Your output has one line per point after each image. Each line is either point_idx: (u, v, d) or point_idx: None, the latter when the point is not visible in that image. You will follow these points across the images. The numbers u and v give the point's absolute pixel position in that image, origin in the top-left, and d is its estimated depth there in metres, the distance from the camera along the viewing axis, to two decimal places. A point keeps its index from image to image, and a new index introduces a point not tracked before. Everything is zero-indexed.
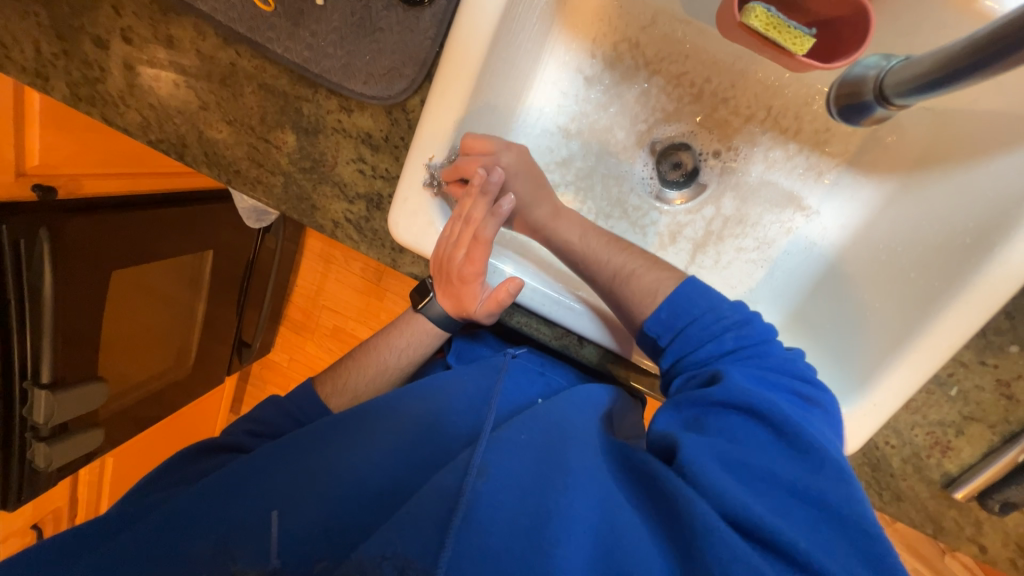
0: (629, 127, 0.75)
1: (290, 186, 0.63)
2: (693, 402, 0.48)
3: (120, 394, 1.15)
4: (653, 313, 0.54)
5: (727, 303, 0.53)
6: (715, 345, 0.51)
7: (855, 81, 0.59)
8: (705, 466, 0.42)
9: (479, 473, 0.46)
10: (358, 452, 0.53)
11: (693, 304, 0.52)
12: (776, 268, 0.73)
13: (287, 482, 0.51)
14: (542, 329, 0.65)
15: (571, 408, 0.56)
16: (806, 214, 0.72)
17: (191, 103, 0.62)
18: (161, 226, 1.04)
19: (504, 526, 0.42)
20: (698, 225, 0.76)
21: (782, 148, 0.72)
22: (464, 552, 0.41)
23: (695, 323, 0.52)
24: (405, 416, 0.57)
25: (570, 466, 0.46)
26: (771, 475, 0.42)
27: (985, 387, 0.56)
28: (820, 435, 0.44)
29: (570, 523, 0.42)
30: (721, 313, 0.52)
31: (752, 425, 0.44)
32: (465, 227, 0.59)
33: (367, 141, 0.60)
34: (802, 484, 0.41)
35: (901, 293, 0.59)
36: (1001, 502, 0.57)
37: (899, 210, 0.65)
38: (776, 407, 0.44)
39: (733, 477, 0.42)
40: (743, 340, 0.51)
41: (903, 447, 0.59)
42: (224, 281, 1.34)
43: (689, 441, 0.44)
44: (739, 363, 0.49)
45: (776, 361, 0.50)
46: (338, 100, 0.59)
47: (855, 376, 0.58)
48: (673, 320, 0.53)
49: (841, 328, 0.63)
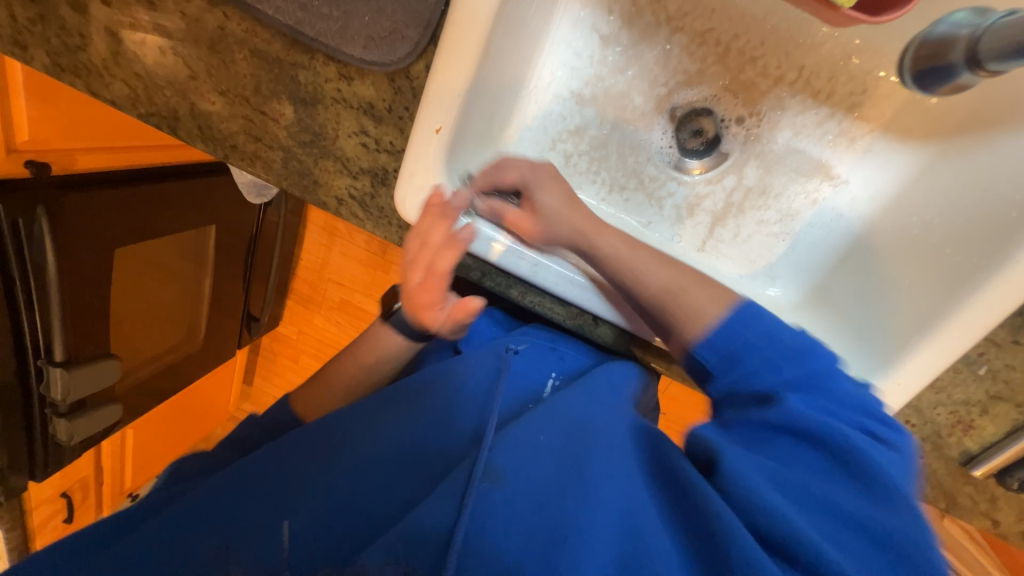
0: (647, 91, 0.70)
1: (290, 162, 0.60)
2: (748, 425, 0.44)
3: (132, 369, 1.18)
4: (704, 338, 0.50)
5: (787, 330, 0.48)
6: (775, 371, 0.46)
7: (937, 43, 0.56)
8: (749, 478, 0.39)
9: (487, 476, 0.42)
10: (372, 421, 0.50)
11: (746, 329, 0.48)
12: (797, 242, 0.70)
13: (294, 452, 0.48)
14: (556, 308, 0.63)
15: (594, 403, 0.52)
16: (833, 183, 0.68)
17: (180, 72, 0.58)
18: (162, 202, 1.02)
19: (517, 535, 0.39)
20: (718, 196, 0.72)
21: (813, 112, 0.67)
22: (483, 526, 0.39)
23: (747, 350, 0.48)
24: (412, 400, 0.53)
25: (593, 473, 0.43)
26: (835, 510, 0.38)
27: (1015, 365, 0.54)
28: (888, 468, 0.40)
29: (591, 543, 0.38)
30: (779, 340, 0.47)
31: (808, 452, 0.41)
32: (422, 252, 0.55)
33: (369, 112, 0.56)
34: (861, 516, 0.37)
35: (934, 270, 0.56)
36: (1021, 480, 0.57)
37: (933, 180, 0.61)
38: (841, 435, 0.41)
39: (786, 496, 0.38)
40: (805, 372, 0.45)
41: (924, 425, 0.58)
42: (229, 255, 1.34)
43: (736, 454, 0.41)
44: (802, 387, 0.44)
45: (841, 390, 0.45)
46: (336, 67, 0.55)
47: (879, 355, 0.56)
48: (724, 345, 0.49)
49: (866, 307, 0.61)
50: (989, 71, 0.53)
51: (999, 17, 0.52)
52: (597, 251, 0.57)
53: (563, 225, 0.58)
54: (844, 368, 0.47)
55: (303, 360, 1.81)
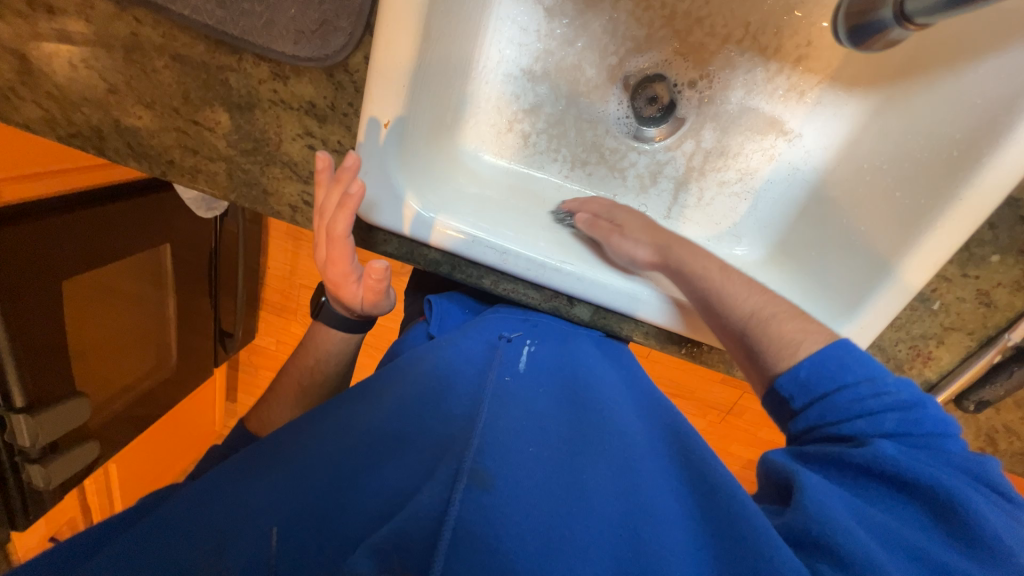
0: (599, 62, 0.69)
1: (235, 173, 0.56)
2: (828, 465, 0.39)
3: (106, 402, 1.14)
4: (790, 369, 0.44)
5: (891, 377, 0.42)
6: (870, 423, 0.40)
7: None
8: (830, 505, 0.35)
9: (476, 481, 0.36)
10: (377, 412, 0.47)
11: (845, 372, 0.42)
12: (758, 199, 0.71)
13: (306, 447, 0.45)
14: (530, 293, 0.63)
15: (586, 394, 0.51)
16: (788, 138, 0.69)
17: (97, 87, 0.53)
18: (108, 225, 0.98)
19: (511, 545, 0.34)
20: (678, 161, 0.72)
21: (763, 69, 0.67)
22: (470, 533, 0.33)
23: (841, 391, 0.42)
24: (389, 391, 0.49)
25: (591, 475, 0.41)
26: (916, 550, 0.33)
27: (965, 297, 0.57)
28: (1005, 535, 0.33)
29: (585, 556, 0.34)
30: (882, 390, 0.41)
31: (901, 502, 0.37)
32: (320, 220, 0.53)
33: (311, 111, 0.53)
34: (953, 569, 0.32)
35: (890, 214, 0.58)
36: (977, 402, 0.60)
37: (884, 126, 0.62)
38: (941, 485, 0.36)
39: (869, 532, 0.34)
40: (908, 422, 0.40)
41: (886, 362, 0.61)
42: (189, 272, 1.31)
43: (812, 478, 0.38)
44: (894, 430, 0.40)
45: (953, 451, 0.39)
46: (269, 66, 0.51)
47: (844, 302, 0.58)
48: (811, 382, 0.43)
49: (828, 255, 0.63)
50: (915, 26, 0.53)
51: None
52: (673, 263, 0.57)
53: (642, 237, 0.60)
54: (955, 427, 0.41)
55: None
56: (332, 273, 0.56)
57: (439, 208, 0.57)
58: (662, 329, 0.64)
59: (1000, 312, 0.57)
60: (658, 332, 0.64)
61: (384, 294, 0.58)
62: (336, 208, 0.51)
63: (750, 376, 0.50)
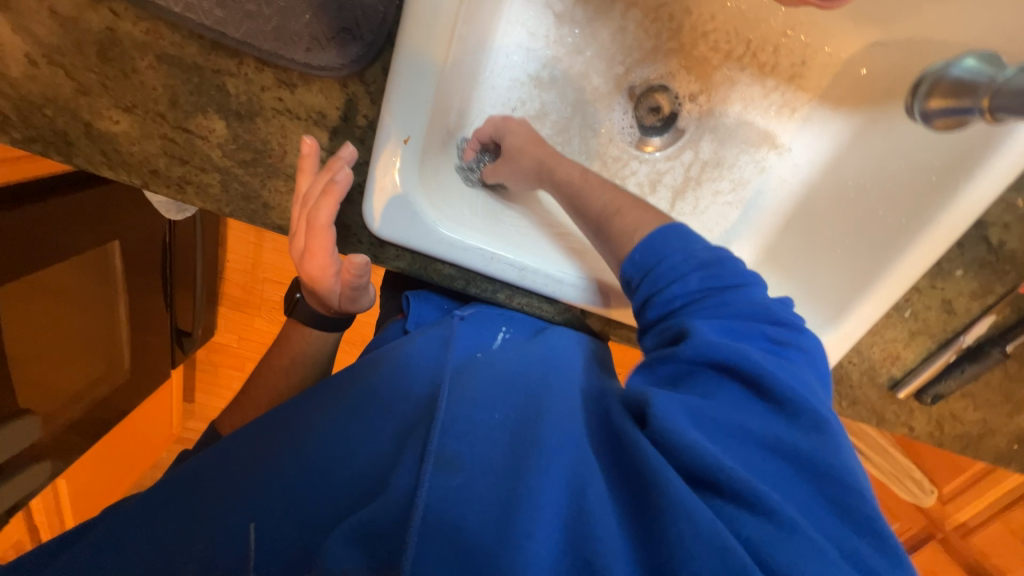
0: (606, 71, 0.69)
1: (230, 185, 0.52)
2: (668, 360, 0.43)
3: (55, 415, 1.04)
4: (629, 256, 0.49)
5: (698, 244, 0.47)
6: (680, 287, 0.45)
7: (957, 79, 0.55)
8: (676, 422, 0.38)
9: (437, 463, 0.38)
10: (346, 401, 0.47)
11: (668, 246, 0.47)
12: (748, 208, 0.75)
13: (291, 438, 0.44)
14: (544, 306, 0.64)
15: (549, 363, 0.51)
16: (779, 151, 0.73)
17: (63, 85, 0.47)
18: (47, 221, 0.88)
19: (463, 512, 0.35)
20: (677, 171, 0.74)
21: (760, 85, 0.70)
22: (438, 507, 0.36)
23: (663, 265, 0.47)
24: (350, 385, 0.49)
25: (545, 443, 0.39)
26: (748, 432, 0.38)
27: (931, 306, 0.64)
28: (806, 389, 0.40)
29: (539, 513, 0.35)
30: (688, 254, 0.46)
31: (733, 387, 0.40)
32: (302, 209, 0.50)
33: (321, 123, 0.49)
34: (777, 437, 0.37)
35: (870, 229, 0.63)
36: (934, 395, 0.68)
37: (866, 145, 0.67)
38: (754, 360, 0.40)
39: (710, 434, 0.38)
40: (715, 288, 0.44)
41: (862, 361, 0.67)
42: (142, 271, 1.20)
43: (662, 397, 0.40)
44: (716, 320, 0.42)
45: (765, 325, 0.43)
46: (273, 73, 0.47)
47: (829, 310, 0.63)
48: (648, 262, 0.48)
49: (813, 264, 0.68)
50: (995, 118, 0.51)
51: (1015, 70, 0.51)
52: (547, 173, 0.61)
53: (524, 157, 0.61)
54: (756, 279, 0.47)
55: (249, 367, 1.68)
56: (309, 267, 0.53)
57: (457, 225, 0.56)
58: None
59: (960, 317, 0.64)
60: None
61: (364, 289, 0.56)
62: (318, 197, 0.48)
63: (615, 275, 0.53)
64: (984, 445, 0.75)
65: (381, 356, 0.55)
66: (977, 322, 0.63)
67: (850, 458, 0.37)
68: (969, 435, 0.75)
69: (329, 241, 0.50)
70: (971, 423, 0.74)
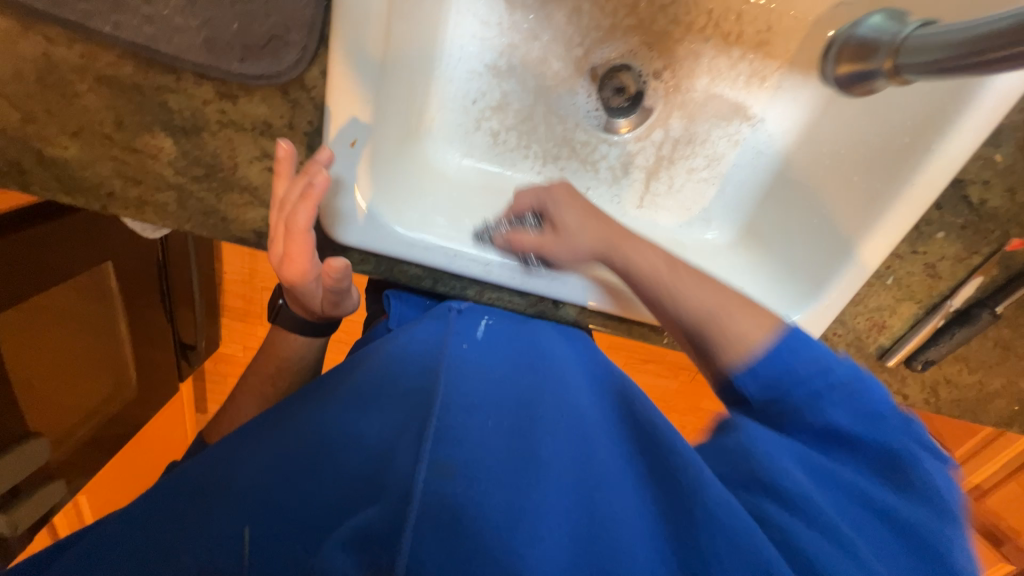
0: (564, 54, 0.67)
1: (188, 201, 0.52)
2: (779, 425, 0.43)
3: (64, 437, 1.07)
4: (748, 369, 0.45)
5: (839, 362, 0.43)
6: (813, 389, 0.42)
7: (863, 42, 0.57)
8: (773, 456, 0.39)
9: (439, 471, 0.38)
10: (332, 398, 0.48)
11: (796, 359, 0.44)
12: (725, 183, 0.74)
13: (274, 443, 0.44)
14: (515, 299, 0.63)
15: (543, 368, 0.53)
16: (751, 122, 0.71)
17: (9, 115, 0.47)
18: (41, 248, 0.89)
19: (474, 509, 0.36)
20: (648, 151, 0.73)
21: (726, 56, 0.68)
22: (443, 504, 0.36)
23: (791, 377, 0.43)
24: (342, 381, 0.50)
25: (544, 452, 0.41)
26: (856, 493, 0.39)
27: (914, 271, 0.61)
28: (934, 483, 0.39)
29: (545, 521, 0.37)
30: (831, 373, 0.43)
31: (856, 460, 0.41)
32: (279, 215, 0.48)
33: (266, 132, 0.49)
34: (884, 506, 0.38)
35: (845, 197, 0.61)
36: (924, 361, 0.66)
37: (837, 109, 0.65)
38: (883, 442, 0.40)
39: (812, 479, 0.39)
40: (857, 410, 0.41)
41: (847, 333, 0.66)
42: (142, 291, 1.23)
43: (756, 431, 0.42)
44: (849, 403, 0.42)
45: (894, 417, 0.42)
46: (213, 86, 0.46)
47: (808, 283, 0.62)
48: (769, 377, 0.44)
49: (792, 237, 0.66)
50: (899, 79, 0.53)
51: (913, 28, 0.52)
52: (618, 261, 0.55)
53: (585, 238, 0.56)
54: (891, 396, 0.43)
55: None
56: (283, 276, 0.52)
57: (418, 225, 0.56)
58: (644, 323, 0.65)
59: (945, 281, 0.62)
60: (639, 325, 0.65)
61: (346, 293, 0.54)
62: (296, 200, 0.46)
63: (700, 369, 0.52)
64: (980, 407, 0.74)
65: (354, 362, 0.55)
66: (964, 284, 0.62)
67: (968, 561, 0.36)
68: (966, 399, 0.73)
69: (307, 249, 0.48)
70: (968, 387, 0.72)
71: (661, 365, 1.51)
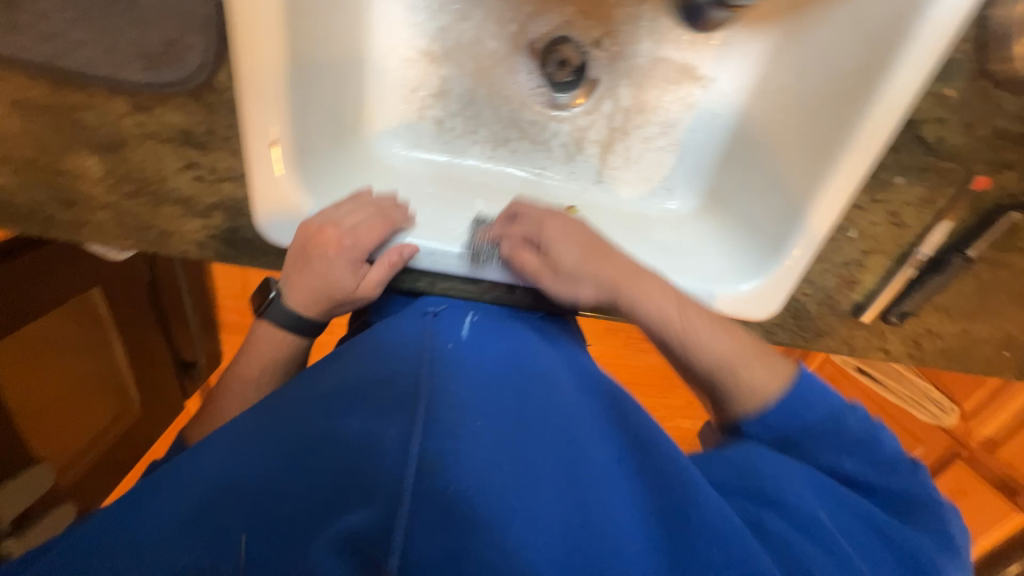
0: (499, 33, 0.66)
1: (123, 219, 0.52)
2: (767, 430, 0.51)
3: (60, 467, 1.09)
4: (759, 414, 0.52)
5: (851, 413, 0.51)
6: (800, 427, 0.50)
7: None
8: (805, 495, 0.45)
9: (429, 467, 0.37)
10: (318, 385, 0.46)
11: (808, 411, 0.50)
12: (684, 150, 0.71)
13: (256, 427, 0.43)
14: (468, 287, 0.61)
15: (539, 360, 0.51)
16: (703, 84, 0.68)
17: None
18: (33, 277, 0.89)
19: (464, 508, 0.36)
20: (600, 125, 0.70)
21: (665, 18, 0.66)
22: (433, 497, 0.36)
23: (804, 434, 0.50)
24: (333, 364, 0.48)
25: (538, 446, 0.41)
26: (869, 514, 0.46)
27: (878, 222, 0.59)
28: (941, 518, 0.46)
29: (533, 522, 0.37)
30: (841, 424, 0.50)
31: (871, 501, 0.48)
32: (365, 205, 0.55)
33: (188, 141, 0.48)
34: (900, 541, 0.44)
35: (798, 150, 0.59)
36: (899, 313, 0.63)
37: (787, 60, 0.63)
38: (913, 491, 0.48)
39: (832, 511, 0.45)
40: (840, 446, 0.49)
41: (816, 292, 0.64)
42: (135, 312, 1.21)
43: (792, 471, 0.47)
44: (859, 452, 0.49)
45: (904, 465, 0.50)
46: (126, 98, 0.46)
47: (769, 243, 0.60)
48: (776, 425, 0.51)
49: (752, 197, 0.64)
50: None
51: None
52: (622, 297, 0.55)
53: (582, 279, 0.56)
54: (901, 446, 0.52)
55: None
56: (329, 247, 0.51)
57: None
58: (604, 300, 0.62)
59: (913, 230, 0.60)
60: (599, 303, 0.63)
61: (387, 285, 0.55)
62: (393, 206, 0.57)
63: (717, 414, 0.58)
64: (970, 356, 0.70)
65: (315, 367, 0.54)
66: (932, 230, 0.59)
67: None
68: (952, 348, 0.70)
69: (382, 231, 0.54)
70: (952, 335, 0.69)
71: None
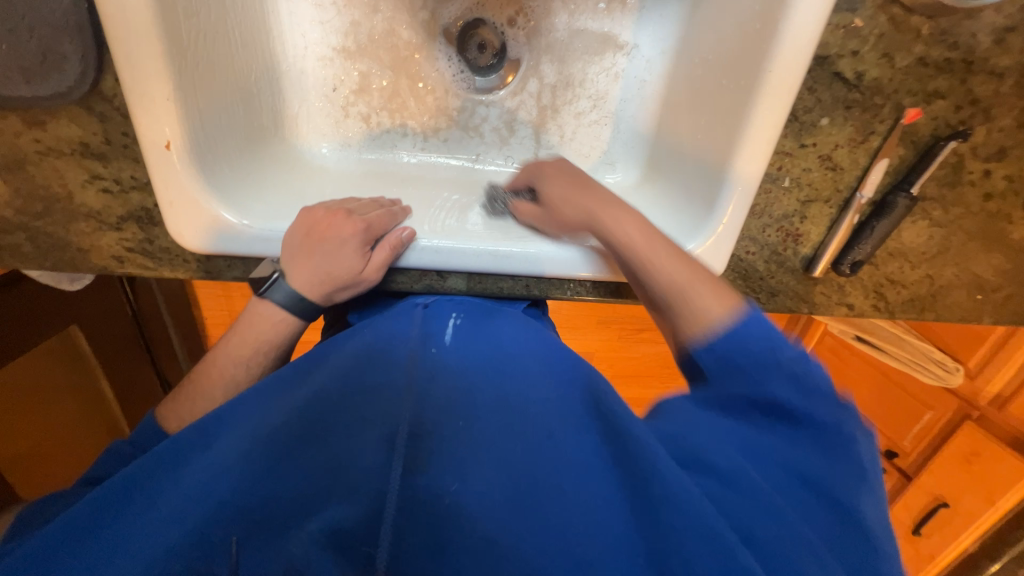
0: (412, 21, 0.66)
1: (39, 239, 0.52)
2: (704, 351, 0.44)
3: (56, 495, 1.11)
4: (702, 328, 0.45)
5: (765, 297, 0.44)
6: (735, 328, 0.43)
7: None
8: (717, 452, 0.37)
9: (421, 473, 0.35)
10: (297, 391, 0.42)
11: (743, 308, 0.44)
12: (619, 122, 0.69)
13: (241, 423, 0.41)
14: (398, 278, 0.58)
15: (541, 347, 0.47)
16: (626, 51, 0.67)
17: None
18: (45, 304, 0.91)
19: (456, 516, 0.33)
20: (528, 104, 0.69)
21: None
22: (421, 502, 0.34)
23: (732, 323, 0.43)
24: (323, 363, 0.45)
25: (544, 441, 0.37)
26: (793, 472, 0.37)
27: (811, 167, 0.57)
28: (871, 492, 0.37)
29: (541, 526, 0.33)
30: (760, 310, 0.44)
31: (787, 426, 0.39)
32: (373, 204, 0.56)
33: (86, 152, 0.49)
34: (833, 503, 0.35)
35: (719, 103, 0.57)
36: (851, 264, 0.60)
37: (703, 15, 0.61)
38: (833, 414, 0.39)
39: (748, 461, 0.37)
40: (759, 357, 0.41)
41: (761, 250, 0.61)
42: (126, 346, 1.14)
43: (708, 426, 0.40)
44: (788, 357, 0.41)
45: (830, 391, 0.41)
46: (18, 116, 0.47)
47: (702, 203, 0.58)
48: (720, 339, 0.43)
49: (685, 159, 0.62)
50: None
51: None
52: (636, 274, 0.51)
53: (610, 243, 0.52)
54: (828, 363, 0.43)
55: None
56: (341, 229, 0.51)
57: (268, 217, 0.53)
58: (539, 278, 0.58)
59: (848, 171, 0.57)
60: (537, 282, 0.59)
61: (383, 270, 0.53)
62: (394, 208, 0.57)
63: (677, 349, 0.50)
64: (942, 304, 0.65)
65: (246, 374, 0.53)
66: (870, 171, 0.56)
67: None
68: (918, 298, 0.65)
69: (390, 222, 0.55)
70: (917, 283, 0.64)
71: (656, 332, 1.47)
